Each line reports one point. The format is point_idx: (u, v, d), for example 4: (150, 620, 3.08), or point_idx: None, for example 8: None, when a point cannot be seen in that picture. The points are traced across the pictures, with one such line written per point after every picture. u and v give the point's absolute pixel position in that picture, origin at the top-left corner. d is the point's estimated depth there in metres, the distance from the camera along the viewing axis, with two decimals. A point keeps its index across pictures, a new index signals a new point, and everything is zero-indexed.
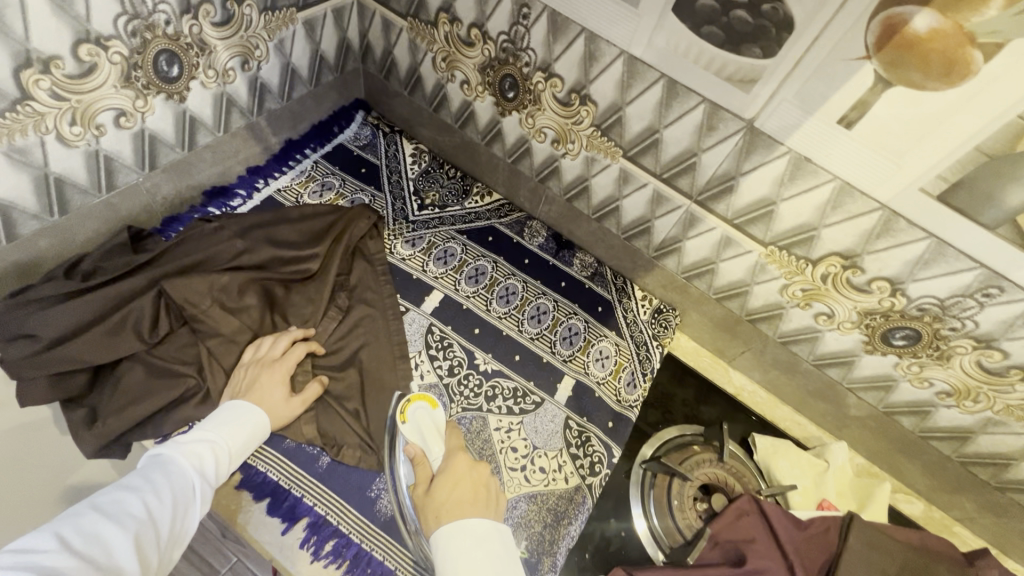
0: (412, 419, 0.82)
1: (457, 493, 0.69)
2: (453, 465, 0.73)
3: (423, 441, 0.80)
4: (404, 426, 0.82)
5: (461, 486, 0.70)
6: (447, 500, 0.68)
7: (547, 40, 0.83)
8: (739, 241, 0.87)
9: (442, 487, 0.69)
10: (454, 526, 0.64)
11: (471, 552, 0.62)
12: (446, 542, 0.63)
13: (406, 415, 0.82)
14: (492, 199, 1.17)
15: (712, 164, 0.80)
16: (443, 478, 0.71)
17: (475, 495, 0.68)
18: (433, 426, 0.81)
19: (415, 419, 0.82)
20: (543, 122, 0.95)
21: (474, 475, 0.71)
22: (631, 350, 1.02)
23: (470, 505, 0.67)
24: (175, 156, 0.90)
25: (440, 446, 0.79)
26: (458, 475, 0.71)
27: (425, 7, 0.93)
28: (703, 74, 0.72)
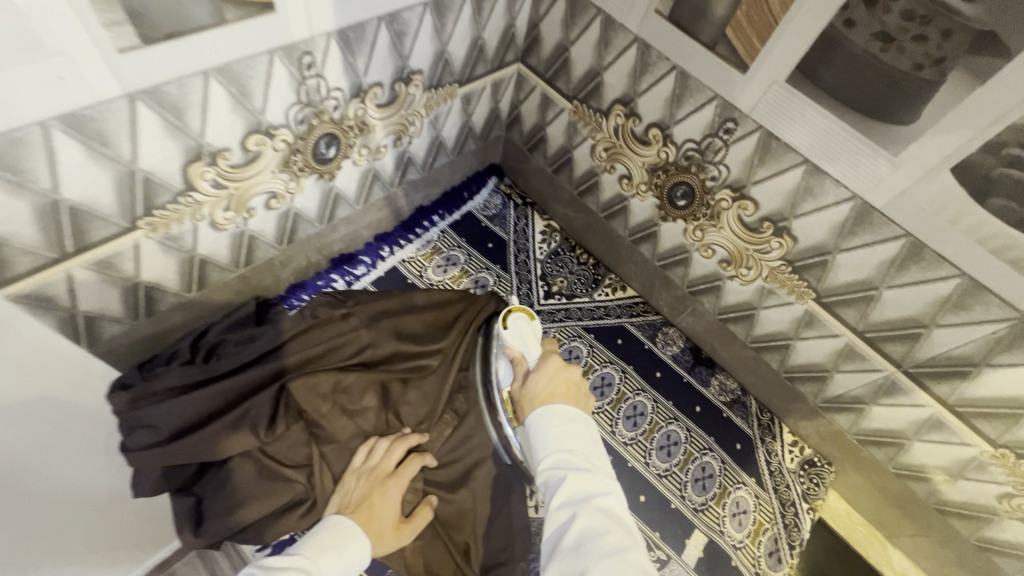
0: (512, 326, 0.78)
1: (550, 385, 0.64)
2: (545, 358, 0.67)
3: (522, 344, 0.77)
4: (504, 331, 0.78)
5: (553, 381, 0.64)
6: (540, 392, 0.64)
7: (750, 161, 0.70)
8: (954, 429, 0.70)
9: (535, 375, 0.66)
10: (543, 409, 0.61)
11: (560, 425, 0.59)
12: (539, 416, 0.61)
13: (506, 320, 0.79)
14: (624, 294, 1.05)
15: (946, 342, 0.64)
16: (538, 371, 0.66)
17: (566, 388, 0.63)
18: (533, 331, 0.78)
19: (516, 327, 0.79)
20: (715, 239, 0.81)
21: (570, 373, 0.65)
22: (774, 507, 0.88)
23: (563, 396, 0.63)
24: (313, 230, 0.84)
25: (538, 351, 0.76)
26: (552, 368, 0.66)
27: (598, 94, 0.83)
28: (972, 249, 0.56)
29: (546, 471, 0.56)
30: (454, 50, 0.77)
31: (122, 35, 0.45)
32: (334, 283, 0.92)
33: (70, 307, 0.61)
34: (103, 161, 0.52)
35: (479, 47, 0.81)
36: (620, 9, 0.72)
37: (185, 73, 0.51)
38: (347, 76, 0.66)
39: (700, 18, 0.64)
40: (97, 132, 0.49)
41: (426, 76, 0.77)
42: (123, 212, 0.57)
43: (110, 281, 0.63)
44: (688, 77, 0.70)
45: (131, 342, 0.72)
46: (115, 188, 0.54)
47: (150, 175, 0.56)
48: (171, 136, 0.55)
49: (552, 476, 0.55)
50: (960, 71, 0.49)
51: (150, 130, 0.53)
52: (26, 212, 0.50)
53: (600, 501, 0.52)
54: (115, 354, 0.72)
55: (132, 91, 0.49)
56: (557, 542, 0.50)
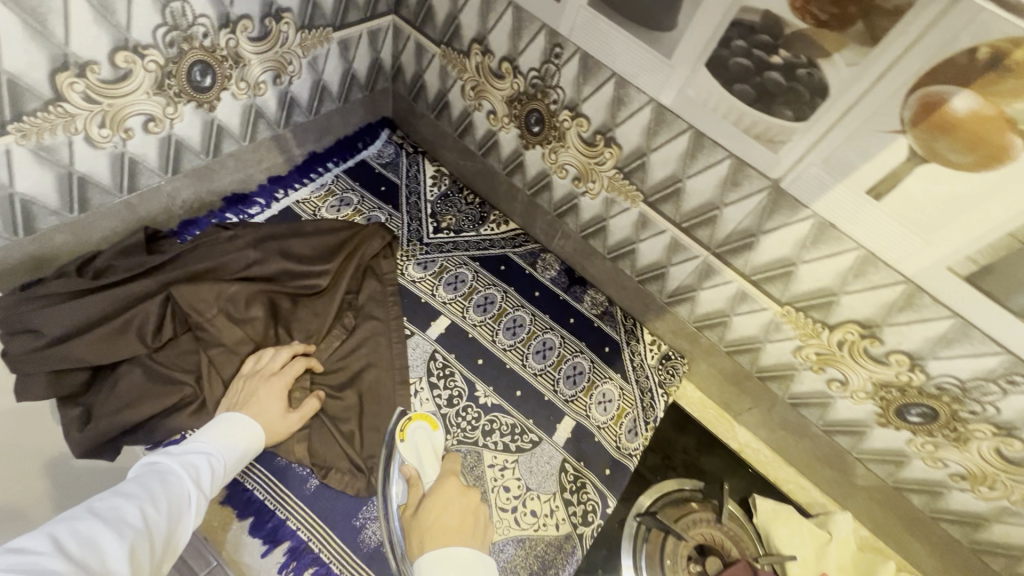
0: (410, 439, 0.80)
1: (446, 517, 0.68)
2: (444, 491, 0.70)
3: (418, 462, 0.78)
4: (401, 446, 0.80)
5: (450, 512, 0.68)
6: (435, 525, 0.67)
7: (577, 81, 0.83)
8: (755, 297, 0.85)
9: (432, 513, 0.68)
10: (443, 559, 0.63)
11: (459, 570, 0.63)
12: (430, 564, 0.63)
13: (405, 432, 0.81)
14: (508, 228, 1.16)
15: (733, 218, 0.79)
16: (435, 496, 0.70)
17: (463, 526, 0.67)
18: (431, 447, 0.80)
19: (414, 438, 0.80)
20: (566, 159, 0.94)
21: (465, 502, 0.70)
22: (635, 394, 1.00)
23: (457, 531, 0.66)
24: (199, 162, 0.90)
25: (434, 468, 0.78)
26: (444, 501, 0.70)
27: (459, 36, 0.94)
28: (732, 130, 0.71)
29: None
30: None
31: None
32: (228, 219, 0.98)
33: None
34: None
35: None
36: None
37: None
38: (213, 4, 0.74)
39: None
40: None
41: (297, 15, 0.86)
42: None
43: None
44: (521, 10, 0.82)
45: (11, 260, 0.76)
46: None
47: (16, 78, 0.62)
48: (33, 42, 0.61)
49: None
50: None
51: (11, 31, 0.59)
52: None
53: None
54: None
55: None
56: None
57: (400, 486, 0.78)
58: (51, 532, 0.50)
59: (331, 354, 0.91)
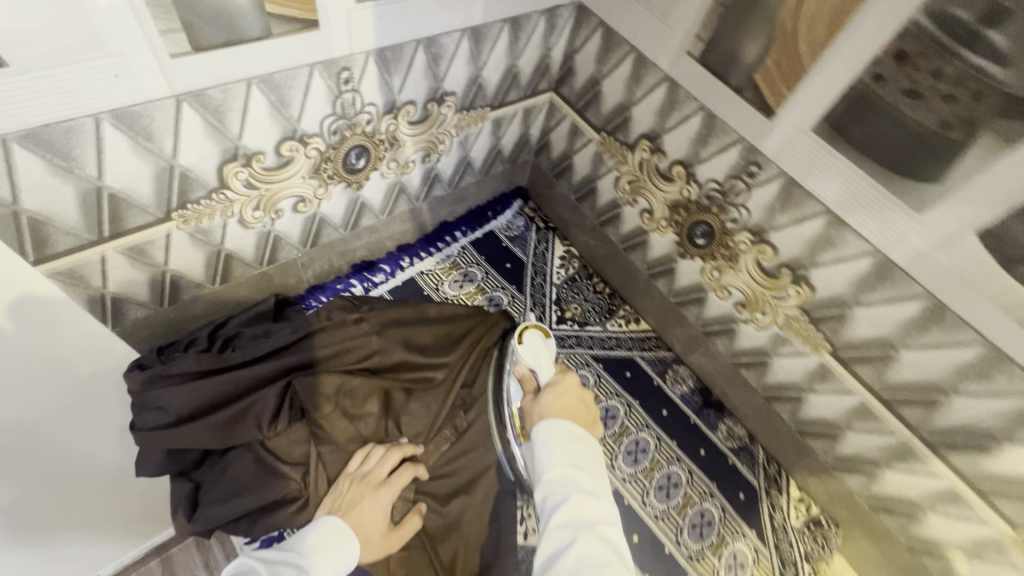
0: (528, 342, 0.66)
1: (563, 400, 0.61)
2: (565, 381, 0.62)
3: (534, 362, 0.66)
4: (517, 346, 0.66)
5: (566, 398, 0.61)
6: (551, 403, 0.60)
7: (771, 207, 0.69)
8: (972, 506, 0.66)
9: (549, 397, 0.61)
10: (560, 436, 0.57)
11: (574, 445, 0.56)
12: (546, 431, 0.57)
13: (521, 335, 0.67)
14: (637, 327, 1.04)
15: (966, 411, 0.61)
16: (552, 384, 0.62)
17: (578, 411, 0.60)
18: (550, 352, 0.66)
19: (531, 343, 0.66)
20: (731, 281, 0.80)
21: (584, 391, 0.62)
22: (774, 565, 0.84)
23: (574, 418, 0.59)
24: (337, 235, 0.87)
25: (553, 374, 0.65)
26: (561, 389, 0.61)
27: (626, 128, 0.84)
28: (997, 318, 0.54)
29: (550, 488, 0.53)
30: (488, 75, 0.80)
31: (175, 42, 0.49)
32: (353, 287, 0.96)
33: (100, 287, 0.65)
34: (145, 155, 0.55)
35: (513, 74, 0.83)
36: (653, 48, 0.73)
37: (229, 79, 0.55)
38: (382, 93, 0.69)
39: (730, 64, 0.65)
40: (143, 128, 0.53)
41: (460, 98, 0.80)
42: (158, 203, 0.61)
43: (140, 267, 0.66)
44: (715, 119, 0.70)
45: (153, 327, 0.76)
46: (154, 180, 0.58)
47: (188, 171, 0.60)
48: (210, 138, 0.58)
49: (555, 495, 0.53)
50: (991, 135, 0.48)
51: (192, 130, 0.56)
52: (70, 195, 0.53)
53: (605, 531, 0.50)
54: (138, 337, 0.76)
55: (179, 93, 0.52)
56: (547, 565, 0.49)
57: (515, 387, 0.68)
58: None
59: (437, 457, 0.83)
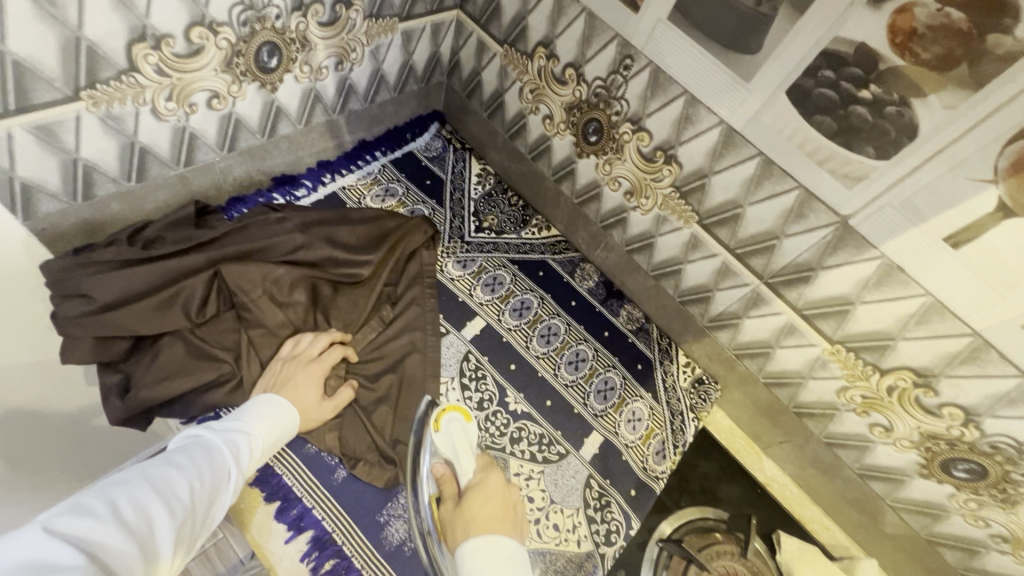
0: (445, 429, 0.76)
1: (489, 506, 0.63)
2: (489, 481, 0.67)
3: (452, 452, 0.74)
4: (434, 435, 0.76)
5: (490, 501, 0.64)
6: (476, 513, 0.62)
7: (643, 95, 0.81)
8: (804, 332, 0.83)
9: (473, 504, 0.64)
10: (492, 550, 0.58)
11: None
12: (468, 559, 0.58)
13: (439, 423, 0.77)
14: (549, 233, 1.15)
15: (793, 250, 0.77)
16: (476, 488, 0.66)
17: (505, 515, 0.62)
18: (465, 436, 0.76)
19: (449, 430, 0.76)
20: (620, 172, 0.93)
21: (506, 494, 0.65)
22: (665, 416, 0.99)
23: (496, 523, 0.61)
24: (254, 141, 0.91)
25: (470, 462, 0.73)
26: (486, 492, 0.65)
27: (524, 38, 0.93)
28: (805, 162, 0.69)
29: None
30: None
31: None
32: (274, 199, 0.98)
33: (8, 169, 0.65)
34: (50, 23, 0.57)
35: None
36: None
37: None
38: None
39: None
40: None
41: (366, 4, 0.85)
42: (66, 79, 0.62)
43: (51, 151, 0.67)
44: (595, 18, 0.80)
45: (67, 225, 0.77)
46: (60, 52, 0.60)
47: (95, 46, 0.62)
48: (116, 11, 0.61)
49: None
50: (787, 5, 0.61)
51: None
52: None
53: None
54: (52, 235, 0.76)
55: None
56: None
57: (431, 482, 0.74)
58: (107, 496, 0.47)
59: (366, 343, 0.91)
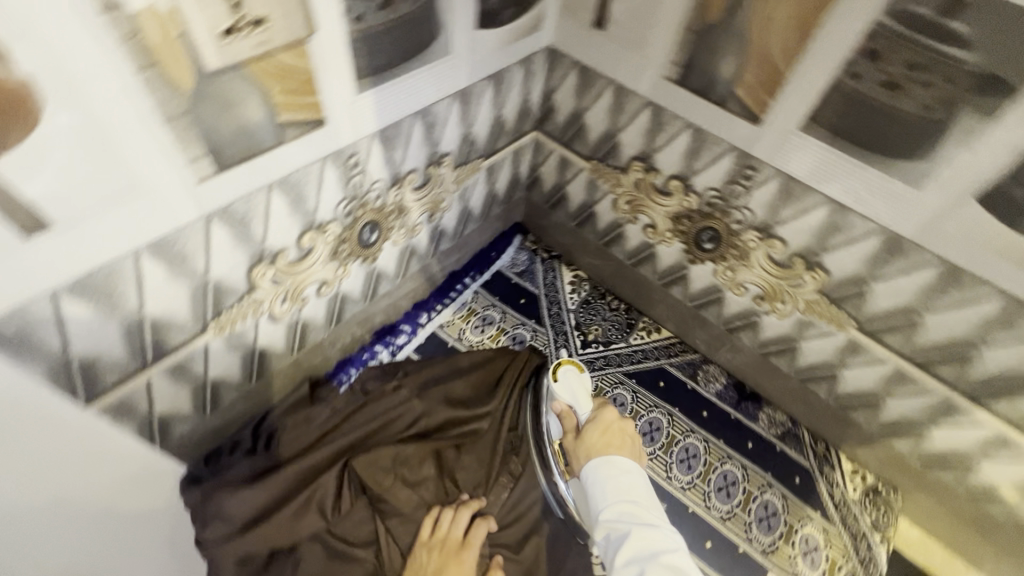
0: (562, 379, 0.80)
1: (603, 438, 0.69)
2: (603, 412, 0.72)
3: (573, 398, 0.78)
4: (554, 384, 0.80)
5: (608, 434, 0.69)
6: (596, 441, 0.69)
7: (773, 204, 0.73)
8: (1023, 446, 0.69)
9: (593, 433, 0.70)
10: (609, 467, 0.65)
11: (624, 487, 0.63)
12: (594, 471, 0.65)
13: (556, 375, 0.81)
14: (660, 335, 1.06)
15: (998, 360, 0.64)
16: (593, 420, 0.72)
17: (623, 446, 0.68)
18: (583, 387, 0.79)
19: (566, 381, 0.80)
20: (746, 278, 0.83)
21: (622, 426, 0.70)
22: (846, 541, 0.85)
23: (615, 450, 0.67)
24: (358, 307, 0.88)
25: (588, 406, 0.77)
26: (603, 421, 0.71)
27: (615, 154, 0.87)
28: (1011, 270, 0.58)
29: (609, 525, 0.60)
30: (478, 129, 0.83)
31: (202, 167, 0.51)
32: (378, 354, 0.96)
33: (147, 412, 0.65)
34: (182, 277, 0.57)
35: (500, 123, 0.87)
36: (631, 78, 0.77)
37: (252, 189, 0.57)
38: (388, 167, 0.72)
39: (708, 81, 0.69)
40: (177, 252, 0.55)
41: (455, 156, 0.82)
42: (195, 319, 0.61)
43: (183, 383, 0.67)
44: (704, 133, 0.74)
45: (197, 437, 0.76)
46: (190, 299, 0.59)
47: (220, 282, 0.61)
48: (237, 246, 0.59)
49: (615, 531, 0.59)
50: (971, 109, 0.52)
51: (221, 242, 0.58)
52: (115, 331, 0.54)
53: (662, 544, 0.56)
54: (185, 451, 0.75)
55: (208, 212, 0.54)
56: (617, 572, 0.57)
57: (554, 422, 0.81)
58: None
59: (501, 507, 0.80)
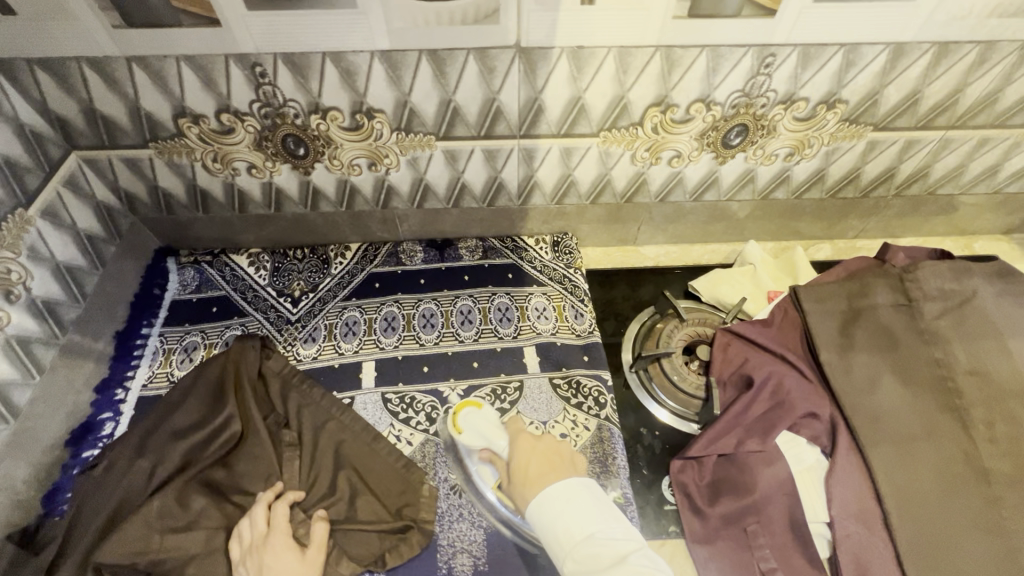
0: (465, 428, 0.83)
1: (536, 465, 0.72)
2: (521, 446, 0.75)
3: (485, 439, 0.81)
4: (461, 436, 0.83)
5: (538, 460, 0.73)
6: (529, 474, 0.72)
7: (299, 83, 0.79)
8: (576, 145, 0.91)
9: (523, 475, 0.72)
10: (543, 496, 0.68)
11: (564, 505, 0.66)
12: (536, 515, 0.67)
13: (459, 425, 0.84)
14: (352, 250, 1.11)
15: (511, 98, 0.82)
16: (519, 453, 0.75)
17: (548, 462, 0.72)
18: (489, 423, 0.82)
19: (469, 425, 0.83)
20: (350, 154, 0.91)
21: (544, 446, 0.75)
22: (560, 288, 1.05)
23: (549, 474, 0.71)
24: (3, 433, 0.77)
25: (502, 436, 0.80)
26: (526, 453, 0.74)
27: (160, 125, 0.84)
28: (454, 31, 0.72)
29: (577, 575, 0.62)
30: None
31: None
32: (90, 456, 0.84)
33: None
34: None
35: (6, 163, 0.76)
36: (92, 46, 0.73)
37: None
38: None
39: (147, 9, 0.69)
40: None
41: None
42: None
43: None
44: (195, 57, 0.75)
45: None
46: None
47: None
48: None
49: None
50: None
51: None
52: None
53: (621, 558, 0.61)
54: None
55: None
56: None
57: (484, 468, 0.83)
58: None
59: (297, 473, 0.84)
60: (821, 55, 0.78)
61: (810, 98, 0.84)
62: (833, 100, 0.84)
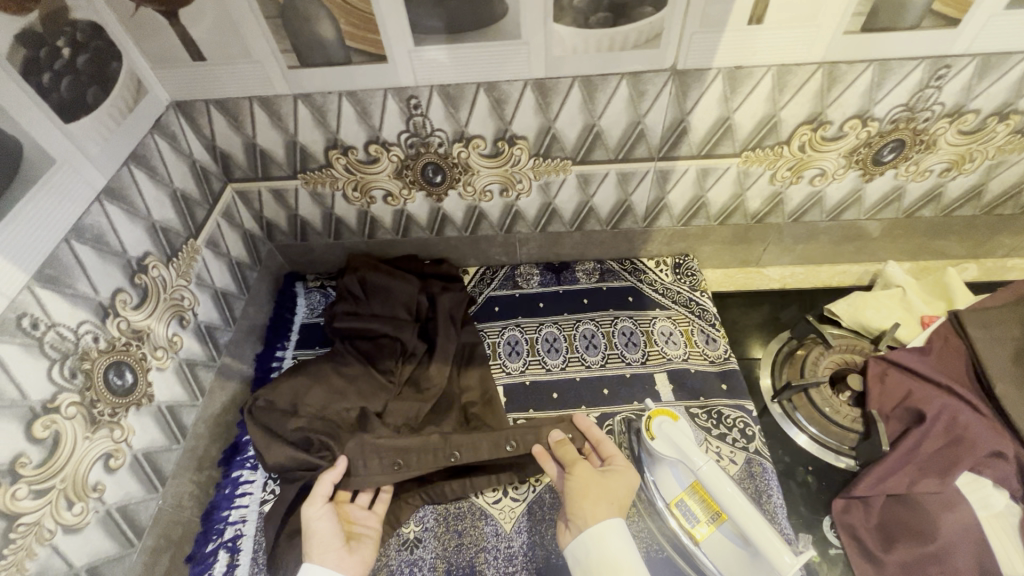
0: (659, 435, 0.76)
1: (587, 490, 0.72)
2: (579, 474, 0.74)
3: (678, 452, 0.73)
4: (654, 443, 0.76)
5: (591, 489, 0.72)
6: (580, 496, 0.72)
7: (449, 113, 0.80)
8: (714, 165, 0.88)
9: (573, 490, 0.73)
10: (588, 531, 0.68)
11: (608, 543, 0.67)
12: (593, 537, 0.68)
13: (652, 431, 0.77)
14: (470, 274, 1.12)
15: (658, 121, 0.81)
16: (575, 476, 0.74)
17: (611, 497, 0.72)
18: (684, 433, 0.74)
19: (663, 433, 0.76)
20: (485, 180, 0.92)
21: (598, 481, 0.73)
22: (685, 312, 1.01)
23: (600, 508, 0.70)
24: (177, 453, 0.78)
25: (698, 456, 0.71)
26: (577, 470, 0.75)
27: (311, 157, 0.88)
28: (613, 58, 0.73)
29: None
30: (162, 214, 0.77)
31: None
32: (240, 477, 0.85)
33: None
34: None
35: (182, 197, 0.81)
36: (263, 86, 0.77)
37: None
38: (82, 306, 0.63)
39: (322, 50, 0.72)
40: None
41: (157, 252, 0.76)
42: None
43: None
44: (356, 92, 0.78)
45: None
46: None
47: None
48: None
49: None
50: None
51: None
52: None
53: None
54: None
55: None
56: None
57: (665, 481, 0.77)
58: None
59: (351, 394, 0.87)
60: (1002, 63, 0.73)
61: (981, 110, 0.79)
62: (1007, 110, 0.79)
